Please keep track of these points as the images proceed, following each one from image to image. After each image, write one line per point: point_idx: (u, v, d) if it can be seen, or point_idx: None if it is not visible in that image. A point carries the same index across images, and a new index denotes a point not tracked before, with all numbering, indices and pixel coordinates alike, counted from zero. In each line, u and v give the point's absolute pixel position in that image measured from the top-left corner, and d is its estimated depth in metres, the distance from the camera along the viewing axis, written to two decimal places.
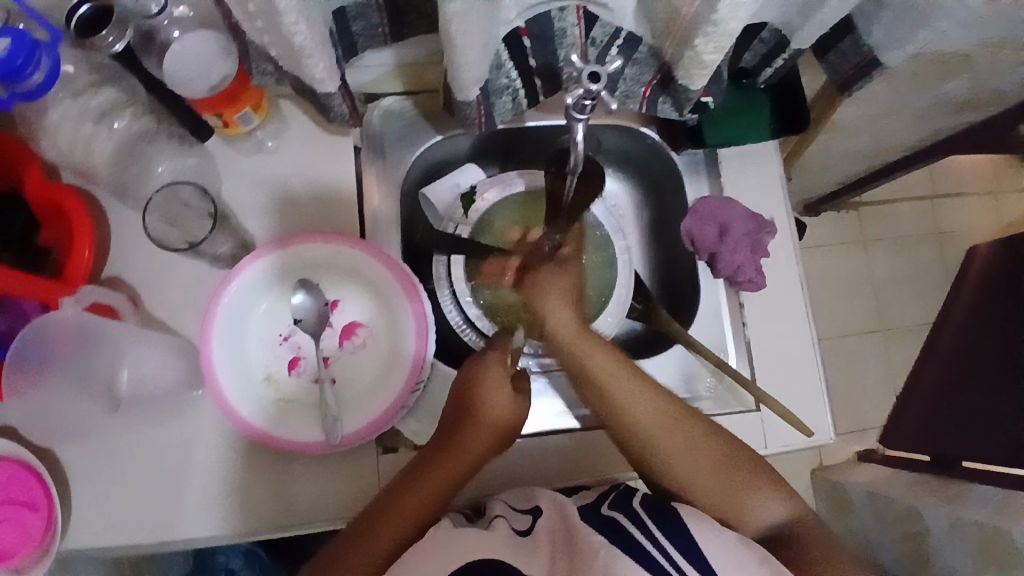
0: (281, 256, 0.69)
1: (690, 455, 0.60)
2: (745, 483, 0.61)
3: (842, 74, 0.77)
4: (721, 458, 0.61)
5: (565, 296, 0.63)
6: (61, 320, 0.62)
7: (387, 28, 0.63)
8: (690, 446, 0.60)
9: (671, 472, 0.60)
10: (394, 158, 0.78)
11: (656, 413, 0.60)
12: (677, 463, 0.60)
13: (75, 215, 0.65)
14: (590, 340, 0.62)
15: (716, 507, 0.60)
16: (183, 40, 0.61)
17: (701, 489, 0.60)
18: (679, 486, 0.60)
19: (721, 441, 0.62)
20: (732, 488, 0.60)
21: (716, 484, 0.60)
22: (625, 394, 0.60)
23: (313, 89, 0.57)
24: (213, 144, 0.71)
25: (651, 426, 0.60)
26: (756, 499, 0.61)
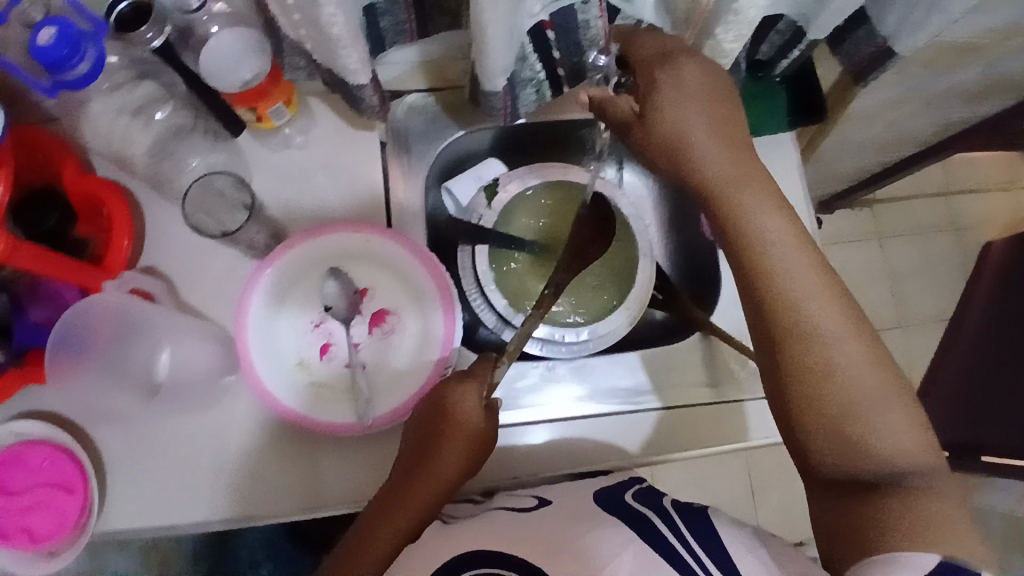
0: (314, 245, 0.71)
1: (830, 342, 0.49)
2: (888, 413, 0.49)
3: (856, 62, 0.78)
4: (881, 378, 0.49)
5: (700, 91, 0.53)
6: (99, 305, 0.65)
7: (414, 24, 0.66)
8: (834, 331, 0.49)
9: (809, 337, 0.49)
10: (419, 152, 0.81)
11: (813, 287, 0.51)
12: (818, 321, 0.50)
13: (113, 207, 0.68)
14: (749, 191, 0.53)
15: (833, 415, 0.48)
16: (221, 35, 0.63)
17: (851, 381, 0.49)
18: (809, 326, 0.49)
19: (886, 368, 0.50)
20: (875, 416, 0.48)
21: (857, 390, 0.48)
22: (786, 264, 0.51)
23: (345, 81, 0.59)
24: (245, 140, 0.74)
25: (797, 288, 0.50)
26: (891, 430, 0.48)
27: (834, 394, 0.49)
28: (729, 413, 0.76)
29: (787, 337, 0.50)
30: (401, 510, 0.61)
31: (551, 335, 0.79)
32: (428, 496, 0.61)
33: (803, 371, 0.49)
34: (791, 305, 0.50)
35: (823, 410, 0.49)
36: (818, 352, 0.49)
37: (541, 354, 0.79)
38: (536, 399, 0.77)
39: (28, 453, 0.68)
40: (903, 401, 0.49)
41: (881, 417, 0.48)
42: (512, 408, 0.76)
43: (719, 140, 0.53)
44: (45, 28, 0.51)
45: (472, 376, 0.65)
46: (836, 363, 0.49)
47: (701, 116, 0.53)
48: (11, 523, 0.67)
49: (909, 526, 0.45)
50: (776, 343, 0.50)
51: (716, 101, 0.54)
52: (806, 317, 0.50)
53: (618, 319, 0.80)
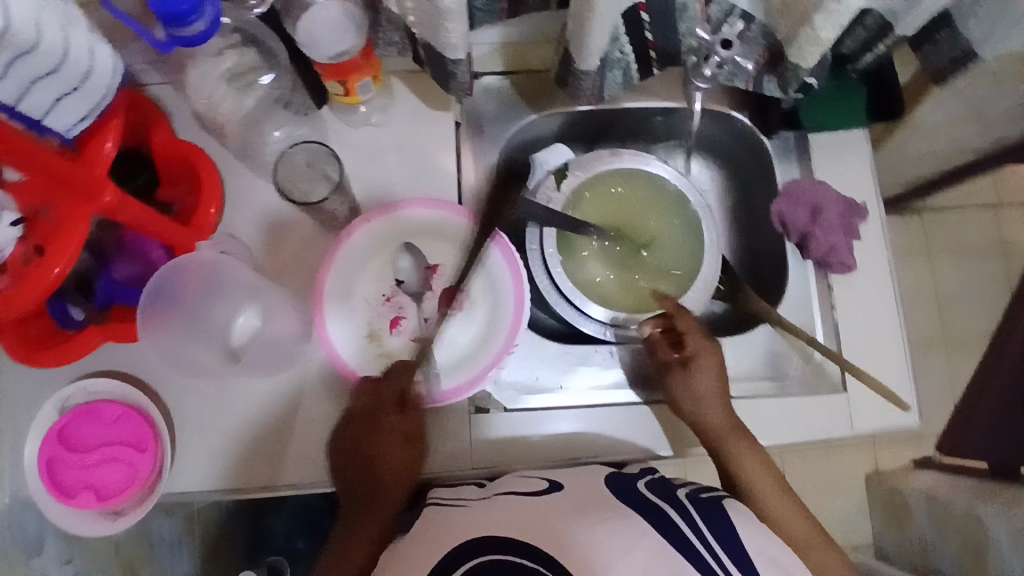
0: (392, 220, 0.73)
1: (784, 510, 0.66)
2: (842, 572, 0.63)
3: (934, 63, 0.77)
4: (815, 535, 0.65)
5: (714, 371, 0.71)
6: (193, 263, 0.64)
7: (505, 5, 0.66)
8: (782, 504, 0.66)
9: (773, 519, 0.65)
10: (492, 134, 0.82)
11: (769, 479, 0.67)
12: (781, 514, 0.65)
13: (203, 170, 0.69)
14: (738, 436, 0.69)
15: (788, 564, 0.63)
16: (327, 5, 0.61)
17: (811, 551, 0.63)
18: (791, 538, 0.64)
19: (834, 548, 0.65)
20: (817, 555, 0.64)
21: (810, 553, 0.63)
22: (748, 460, 0.68)
23: (441, 57, 0.60)
24: (326, 114, 0.75)
25: (755, 476, 0.67)
26: (829, 573, 0.62)
27: (801, 553, 0.63)
28: (804, 403, 0.74)
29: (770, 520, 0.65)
30: (371, 520, 0.64)
31: (614, 318, 0.80)
32: (390, 499, 0.65)
33: (772, 534, 0.65)
34: (769, 515, 0.65)
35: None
36: (781, 528, 0.65)
37: (606, 339, 0.81)
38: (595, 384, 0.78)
39: (102, 408, 0.69)
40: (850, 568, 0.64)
41: (826, 568, 0.63)
42: (569, 389, 0.77)
43: (721, 406, 0.69)
44: None
45: (390, 377, 0.67)
46: (809, 558, 0.63)
47: (708, 374, 0.70)
48: (75, 479, 0.68)
49: None
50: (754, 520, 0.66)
51: (708, 364, 0.71)
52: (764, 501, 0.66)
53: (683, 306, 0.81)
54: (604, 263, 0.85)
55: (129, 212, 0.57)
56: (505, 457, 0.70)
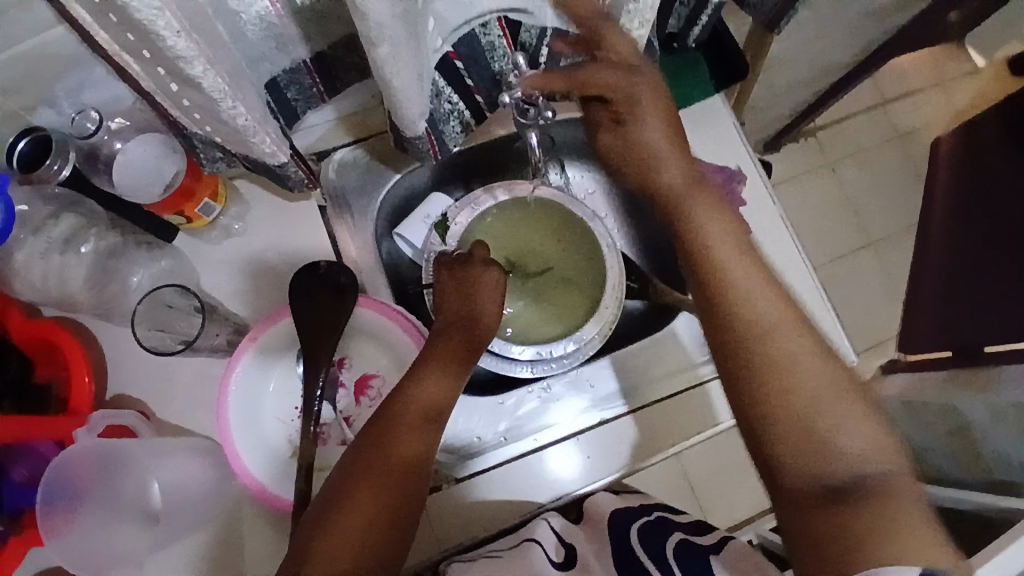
0: (278, 330, 0.69)
1: (789, 342, 0.53)
2: (852, 419, 0.50)
3: (765, 14, 0.75)
4: (833, 378, 0.52)
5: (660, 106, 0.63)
6: (79, 455, 0.57)
7: (320, 87, 0.65)
8: (797, 348, 0.53)
9: (773, 341, 0.54)
10: (361, 207, 0.79)
11: (778, 307, 0.55)
12: (776, 332, 0.54)
13: (66, 345, 0.65)
14: (695, 197, 0.62)
15: (771, 392, 0.52)
16: (128, 149, 0.62)
17: (804, 378, 0.52)
18: (786, 361, 0.52)
19: (831, 366, 0.53)
20: (811, 380, 0.52)
21: (814, 393, 0.51)
22: (727, 256, 0.58)
23: (265, 164, 0.57)
24: (182, 242, 0.72)
25: (773, 318, 0.55)
26: (847, 433, 0.49)
27: (788, 386, 0.51)
28: None
29: (751, 341, 0.54)
30: (352, 520, 0.52)
31: (539, 354, 0.76)
32: (373, 505, 0.54)
33: (753, 361, 0.53)
34: (760, 328, 0.54)
35: (788, 453, 0.50)
36: (775, 343, 0.53)
37: (535, 377, 0.76)
38: (543, 422, 0.76)
39: None
40: (861, 410, 0.51)
41: (815, 403, 0.51)
42: (513, 440, 0.75)
43: (671, 149, 0.64)
44: None
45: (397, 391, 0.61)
46: (809, 383, 0.51)
47: (702, 210, 0.61)
48: None
49: (841, 461, 0.49)
50: (712, 281, 0.57)
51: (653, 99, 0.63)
52: (766, 327, 0.54)
53: (604, 318, 0.77)
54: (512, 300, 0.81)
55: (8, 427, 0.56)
56: (462, 528, 0.72)
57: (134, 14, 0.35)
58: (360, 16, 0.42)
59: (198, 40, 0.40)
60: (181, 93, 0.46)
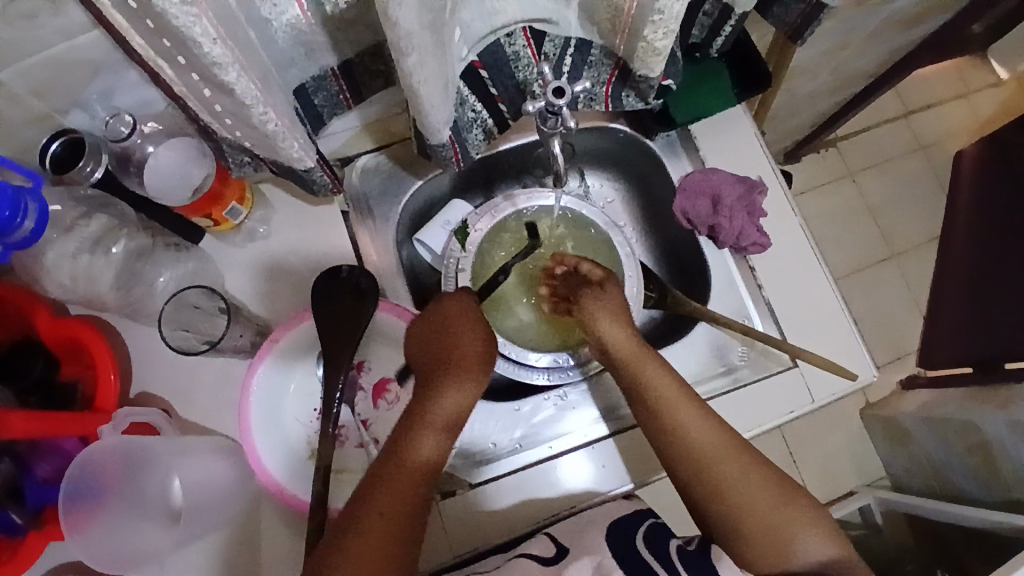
0: (299, 332, 0.70)
1: (745, 482, 0.63)
2: (804, 529, 0.61)
3: (789, 24, 0.75)
4: (777, 496, 0.62)
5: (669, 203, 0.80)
6: (103, 450, 0.59)
7: (347, 94, 0.65)
8: (743, 469, 0.63)
9: (726, 492, 0.63)
10: (383, 213, 0.80)
11: (712, 434, 0.65)
12: (693, 430, 0.65)
13: (94, 345, 0.66)
14: (647, 358, 0.68)
15: (757, 540, 0.61)
16: (158, 153, 0.63)
17: (763, 513, 0.61)
18: (690, 437, 0.65)
19: (741, 453, 0.64)
20: (749, 488, 0.62)
21: (763, 511, 0.62)
22: (676, 407, 0.66)
23: (291, 169, 0.58)
24: (208, 244, 0.73)
25: (706, 442, 0.64)
26: (799, 537, 0.61)
27: (762, 526, 0.61)
28: (762, 392, 0.76)
29: (728, 485, 0.63)
30: (374, 528, 0.56)
31: (555, 363, 0.77)
32: (394, 515, 0.57)
33: (727, 512, 0.62)
34: (705, 459, 0.64)
35: (767, 562, 0.61)
36: (688, 431, 0.65)
37: (551, 383, 0.78)
38: (558, 430, 0.76)
39: None
40: (755, 463, 0.64)
41: (774, 532, 0.61)
42: (528, 447, 0.75)
43: (615, 320, 0.70)
44: None
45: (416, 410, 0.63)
46: (747, 496, 0.62)
47: (653, 369, 0.68)
48: None
49: (780, 522, 0.61)
50: (682, 458, 0.64)
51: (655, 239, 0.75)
52: (714, 470, 0.63)
53: None
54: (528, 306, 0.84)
55: (39, 429, 0.57)
56: (472, 536, 0.70)
57: (172, 21, 0.36)
58: (390, 25, 0.43)
59: (232, 47, 0.41)
60: (213, 98, 0.47)
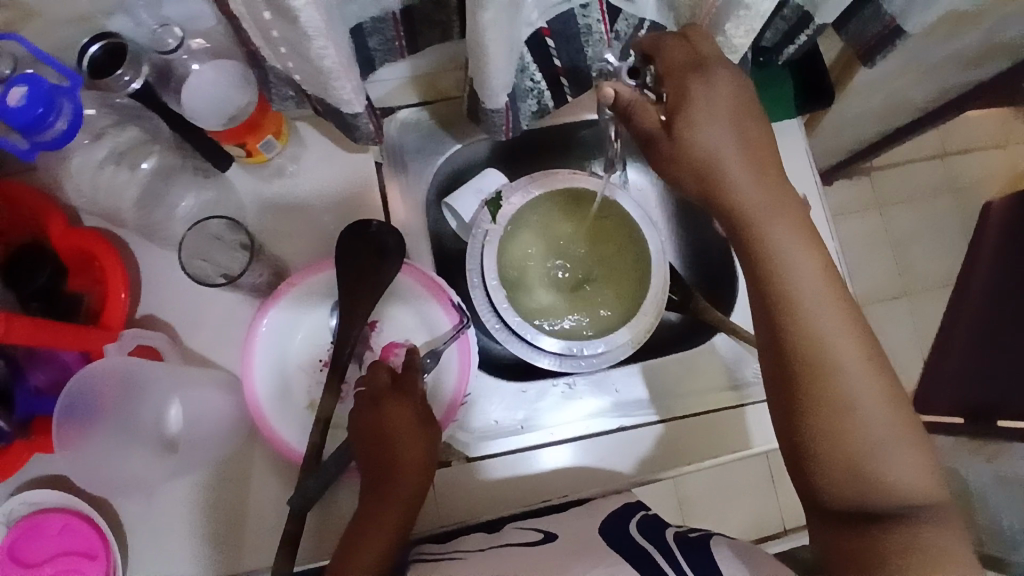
0: (317, 280, 0.69)
1: (863, 386, 0.49)
2: (904, 453, 0.49)
3: (863, 43, 0.72)
4: (892, 416, 0.49)
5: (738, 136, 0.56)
6: (102, 370, 0.61)
7: (403, 41, 0.62)
8: (866, 375, 0.49)
9: (835, 390, 0.49)
10: (416, 170, 0.78)
11: (838, 323, 0.50)
12: (817, 314, 0.50)
13: (104, 260, 0.66)
14: (779, 216, 0.51)
15: (841, 459, 0.49)
16: (202, 71, 0.61)
17: (866, 421, 0.49)
18: (810, 321, 0.50)
19: (872, 360, 0.50)
20: (851, 393, 0.49)
21: (868, 425, 0.49)
22: (801, 283, 0.50)
23: (338, 111, 0.55)
24: (234, 173, 0.71)
25: (827, 331, 0.49)
26: (898, 473, 0.48)
27: (850, 437, 0.49)
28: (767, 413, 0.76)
29: (845, 417, 0.49)
30: (383, 515, 0.61)
31: (567, 350, 0.75)
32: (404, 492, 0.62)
33: (827, 421, 0.49)
34: (827, 363, 0.49)
35: (837, 484, 0.49)
36: (810, 327, 0.50)
37: (562, 371, 0.76)
38: (558, 418, 0.75)
39: (45, 521, 0.64)
40: (884, 380, 0.50)
41: (878, 454, 0.48)
42: (529, 431, 0.74)
43: (746, 161, 0.51)
44: (13, 87, 0.49)
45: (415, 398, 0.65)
46: (858, 415, 0.49)
47: (783, 233, 0.51)
48: None
49: (879, 447, 0.48)
50: (789, 335, 0.50)
51: (728, 83, 0.50)
52: (829, 365, 0.49)
53: (637, 327, 0.76)
54: (568, 302, 0.79)
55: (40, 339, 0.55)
56: (463, 510, 0.71)
57: None
58: None
59: None
60: (272, 22, 0.44)
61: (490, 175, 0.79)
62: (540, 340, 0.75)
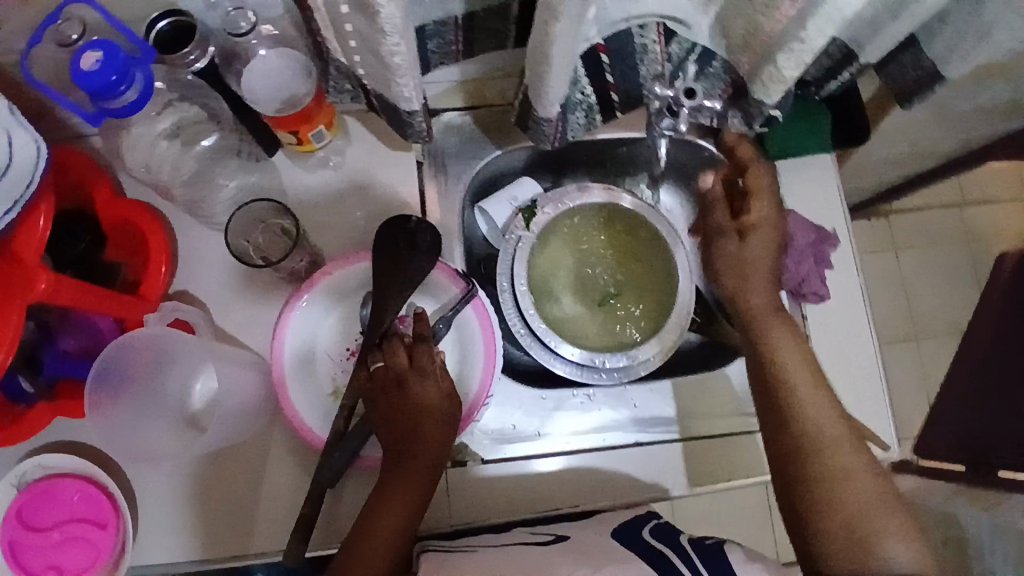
0: (353, 270, 0.70)
1: (858, 472, 0.57)
2: (897, 532, 0.55)
3: (900, 85, 0.73)
4: (880, 494, 0.57)
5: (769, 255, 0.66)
6: (140, 341, 0.62)
7: (460, 46, 0.64)
8: (857, 463, 0.58)
9: (833, 472, 0.57)
10: (456, 172, 0.79)
11: (833, 425, 0.60)
12: (814, 411, 0.60)
13: (149, 231, 0.67)
14: (776, 320, 0.65)
15: (843, 534, 0.55)
16: (267, 57, 0.63)
17: (858, 501, 0.56)
18: (811, 418, 0.60)
19: (868, 458, 0.58)
20: (845, 473, 0.57)
21: (863, 501, 0.56)
22: (799, 381, 0.62)
23: (395, 106, 0.57)
24: (279, 160, 0.73)
25: (823, 424, 0.59)
26: (894, 548, 0.54)
27: (848, 515, 0.56)
28: None
29: (844, 496, 0.56)
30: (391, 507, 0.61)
31: (588, 360, 0.76)
32: (410, 481, 0.62)
33: (826, 497, 0.57)
34: (824, 452, 0.58)
35: (841, 559, 0.55)
36: (809, 421, 0.60)
37: (582, 382, 0.77)
38: (576, 428, 0.76)
39: (60, 487, 0.65)
40: (873, 469, 0.58)
41: (875, 533, 0.55)
42: (546, 438, 0.75)
43: (766, 280, 0.66)
44: (89, 52, 0.50)
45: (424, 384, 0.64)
46: (850, 493, 0.56)
47: (782, 335, 0.64)
48: (41, 560, 0.65)
49: (873, 525, 0.55)
50: (789, 427, 0.60)
51: (767, 234, 0.65)
52: (825, 450, 0.58)
53: (659, 344, 0.77)
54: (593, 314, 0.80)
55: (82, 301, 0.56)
56: (477, 510, 0.72)
57: None
58: None
59: None
60: (349, 15, 0.46)
61: (528, 183, 0.80)
62: (562, 348, 0.76)
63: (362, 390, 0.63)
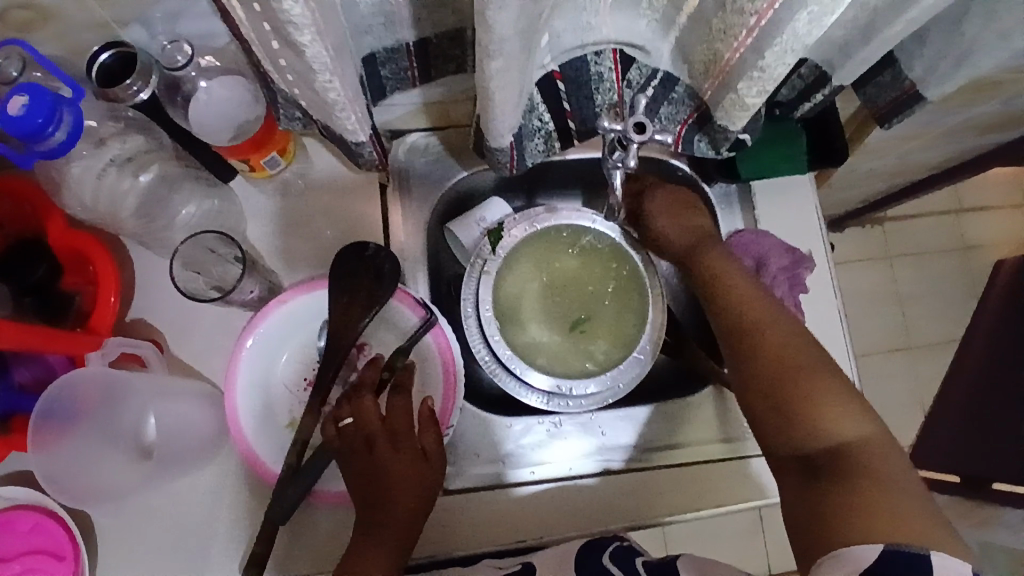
0: (311, 298, 0.69)
1: (790, 346, 0.61)
2: (829, 389, 0.58)
3: (879, 106, 0.71)
4: (817, 365, 0.59)
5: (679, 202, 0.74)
6: (86, 376, 0.60)
7: (415, 71, 0.62)
8: (791, 339, 0.61)
9: (762, 353, 0.61)
10: (421, 194, 0.77)
11: (762, 308, 0.64)
12: (741, 296, 0.65)
13: (99, 261, 0.66)
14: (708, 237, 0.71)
15: (779, 402, 0.58)
16: (211, 88, 0.63)
17: (797, 375, 0.59)
18: (738, 305, 0.65)
19: (799, 336, 0.62)
20: (775, 344, 0.61)
21: (796, 368, 0.59)
22: (727, 276, 0.67)
23: (342, 138, 0.55)
24: (238, 185, 0.71)
25: (749, 303, 0.65)
26: (828, 409, 0.57)
27: (786, 385, 0.59)
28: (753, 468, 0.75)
29: (779, 379, 0.59)
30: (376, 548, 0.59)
31: (556, 389, 0.74)
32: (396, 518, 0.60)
33: (758, 371, 0.61)
34: (754, 334, 0.63)
35: (786, 431, 0.58)
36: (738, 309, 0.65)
37: (548, 409, 0.75)
38: (539, 457, 0.74)
39: (17, 519, 0.64)
40: (808, 346, 0.61)
41: (812, 400, 0.57)
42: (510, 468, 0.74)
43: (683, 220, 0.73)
44: (16, 96, 0.49)
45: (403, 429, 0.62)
46: (783, 359, 0.60)
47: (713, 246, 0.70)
48: None
49: (808, 394, 0.58)
50: (724, 313, 0.65)
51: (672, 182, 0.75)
52: (756, 333, 0.62)
53: (628, 373, 0.75)
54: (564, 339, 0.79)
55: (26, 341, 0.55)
56: (438, 542, 0.70)
57: None
58: (484, 27, 0.40)
59: (313, 9, 0.38)
60: (280, 52, 0.44)
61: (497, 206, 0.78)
62: (528, 377, 0.74)
63: (333, 444, 0.62)
